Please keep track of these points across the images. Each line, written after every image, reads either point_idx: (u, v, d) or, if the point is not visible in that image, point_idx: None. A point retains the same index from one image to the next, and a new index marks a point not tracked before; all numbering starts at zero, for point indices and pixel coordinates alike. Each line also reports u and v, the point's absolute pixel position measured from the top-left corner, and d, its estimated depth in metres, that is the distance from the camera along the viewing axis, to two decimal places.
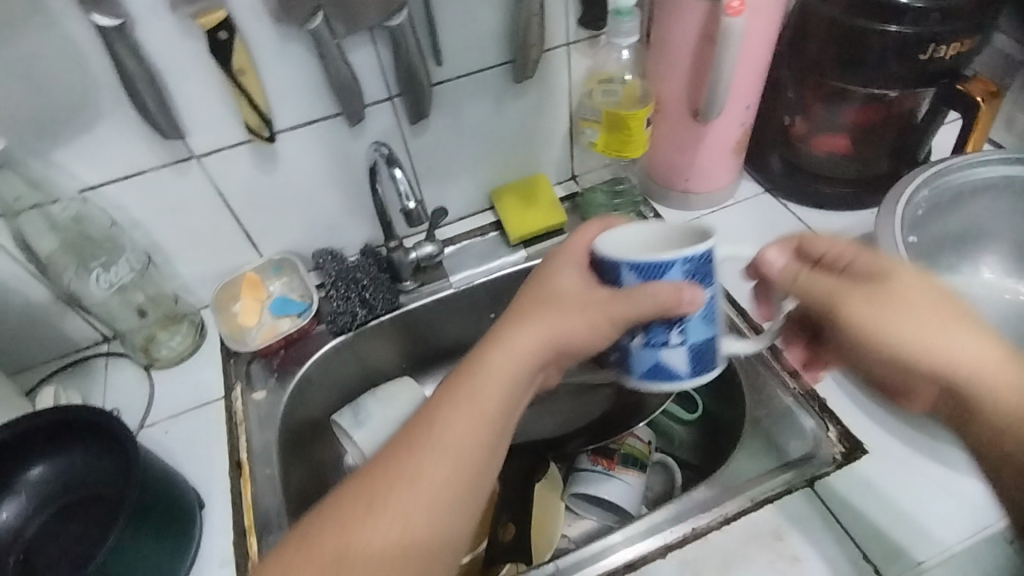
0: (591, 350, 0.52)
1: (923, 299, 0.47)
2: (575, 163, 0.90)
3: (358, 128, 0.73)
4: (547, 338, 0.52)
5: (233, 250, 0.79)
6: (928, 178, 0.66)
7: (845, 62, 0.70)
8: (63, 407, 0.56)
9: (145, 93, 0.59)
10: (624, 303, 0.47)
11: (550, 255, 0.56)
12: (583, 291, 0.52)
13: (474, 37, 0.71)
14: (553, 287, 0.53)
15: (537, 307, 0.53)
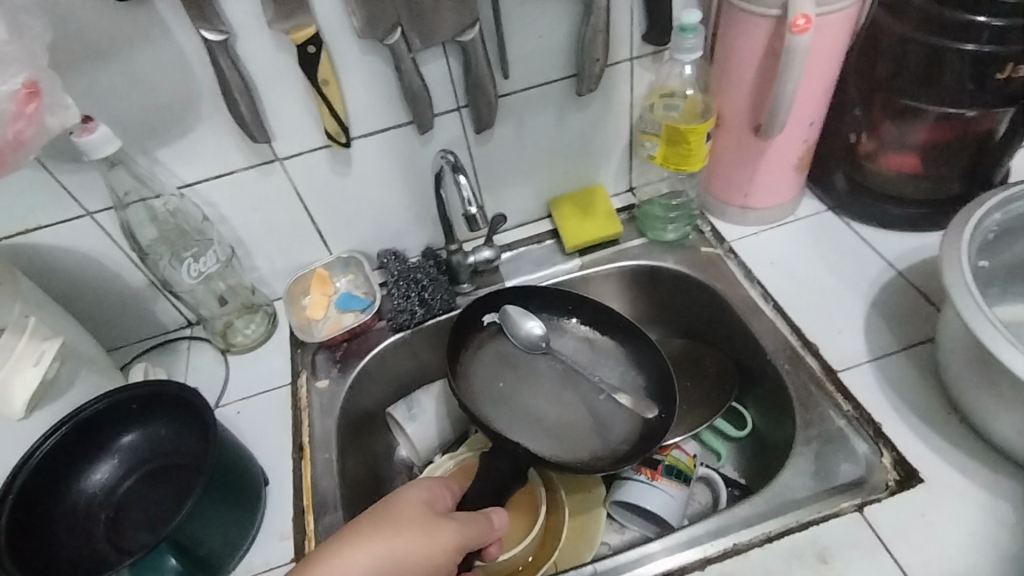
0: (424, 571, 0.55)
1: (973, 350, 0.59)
2: (634, 175, 0.91)
3: (426, 136, 0.77)
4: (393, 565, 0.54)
5: (307, 246, 0.85)
6: (1004, 200, 0.62)
7: (920, 80, 0.69)
8: (160, 380, 0.62)
9: (238, 99, 0.65)
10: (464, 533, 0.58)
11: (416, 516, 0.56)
12: (440, 525, 0.57)
13: (540, 52, 0.74)
14: (415, 516, 0.57)
15: (388, 527, 0.55)
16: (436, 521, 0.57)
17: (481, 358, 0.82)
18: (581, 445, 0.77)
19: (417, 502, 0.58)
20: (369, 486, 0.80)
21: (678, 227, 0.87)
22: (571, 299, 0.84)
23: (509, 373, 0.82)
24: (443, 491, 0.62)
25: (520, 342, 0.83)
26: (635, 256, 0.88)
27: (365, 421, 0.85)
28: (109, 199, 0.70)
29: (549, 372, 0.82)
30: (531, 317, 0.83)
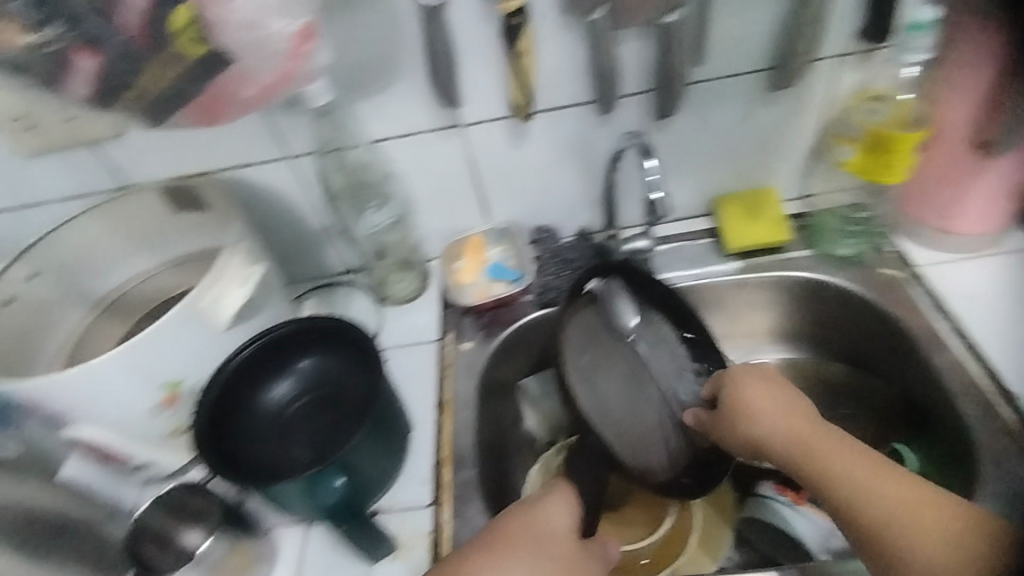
0: None
1: (786, 422, 0.63)
2: (812, 181, 0.85)
3: (606, 117, 0.77)
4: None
5: (468, 213, 0.88)
6: None
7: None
8: (343, 320, 0.68)
9: (442, 62, 0.68)
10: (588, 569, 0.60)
11: (551, 536, 0.60)
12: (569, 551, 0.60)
13: (741, 41, 0.71)
14: (548, 532, 0.61)
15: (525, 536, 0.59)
16: (566, 551, 0.60)
17: (575, 321, 0.80)
18: (636, 448, 0.74)
19: (560, 527, 0.61)
20: (497, 453, 0.82)
21: (857, 243, 0.81)
22: (666, 297, 0.80)
23: (595, 351, 0.79)
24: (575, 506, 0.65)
25: (609, 320, 0.80)
26: (801, 268, 0.82)
27: (500, 389, 0.87)
28: (310, 146, 0.77)
29: (630, 361, 0.79)
30: (629, 305, 0.79)
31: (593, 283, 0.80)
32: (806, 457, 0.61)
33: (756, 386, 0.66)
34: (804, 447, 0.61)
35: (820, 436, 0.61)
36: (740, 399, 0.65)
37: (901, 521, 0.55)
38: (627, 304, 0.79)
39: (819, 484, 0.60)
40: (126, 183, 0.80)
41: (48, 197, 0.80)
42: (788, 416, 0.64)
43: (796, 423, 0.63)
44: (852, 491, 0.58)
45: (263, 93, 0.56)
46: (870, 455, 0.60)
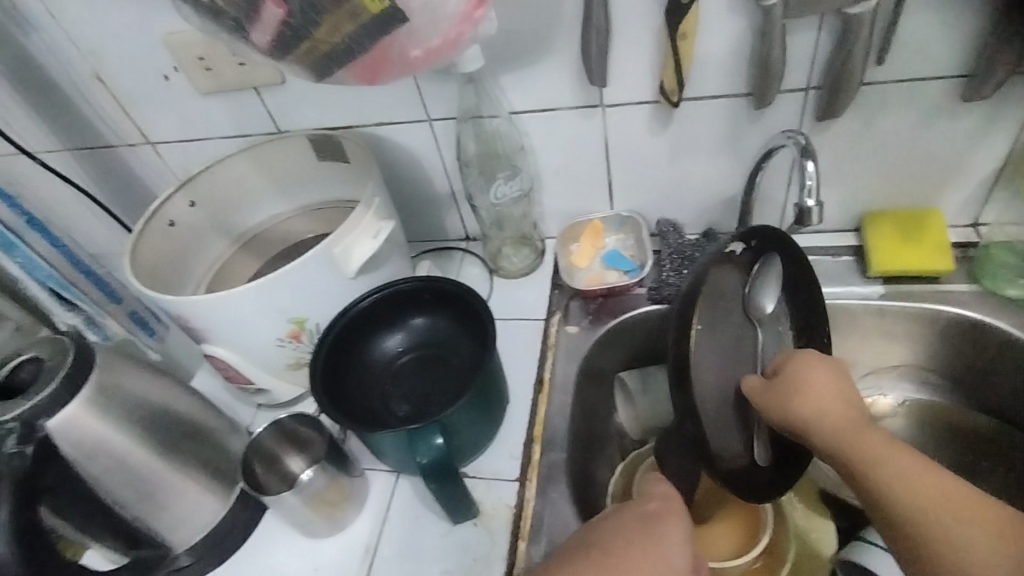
0: None
1: (832, 401, 0.59)
2: (987, 208, 0.75)
3: (758, 112, 0.72)
4: None
5: (592, 197, 0.86)
6: None
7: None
8: (457, 280, 0.68)
9: (597, 39, 0.66)
10: None
11: (664, 556, 0.55)
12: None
13: (934, 42, 0.63)
14: (664, 552, 0.55)
15: (636, 558, 0.54)
16: None
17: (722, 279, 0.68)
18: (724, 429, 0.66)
19: (676, 550, 0.55)
20: (586, 440, 0.81)
21: None
22: (791, 277, 0.71)
23: (721, 321, 0.67)
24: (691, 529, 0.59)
25: (746, 299, 0.69)
26: (962, 304, 0.74)
27: (598, 378, 0.85)
28: (450, 111, 0.78)
29: (745, 343, 0.69)
30: (753, 275, 0.70)
31: (734, 244, 0.67)
32: (845, 439, 0.57)
33: (820, 370, 0.61)
34: (851, 439, 0.57)
35: (868, 428, 0.57)
36: (801, 374, 0.61)
37: (939, 517, 0.51)
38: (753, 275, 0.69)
39: (858, 471, 0.56)
40: (280, 128, 0.85)
41: (213, 134, 0.88)
42: (836, 403, 0.59)
43: (847, 412, 0.59)
44: (896, 488, 0.53)
45: (429, 55, 0.53)
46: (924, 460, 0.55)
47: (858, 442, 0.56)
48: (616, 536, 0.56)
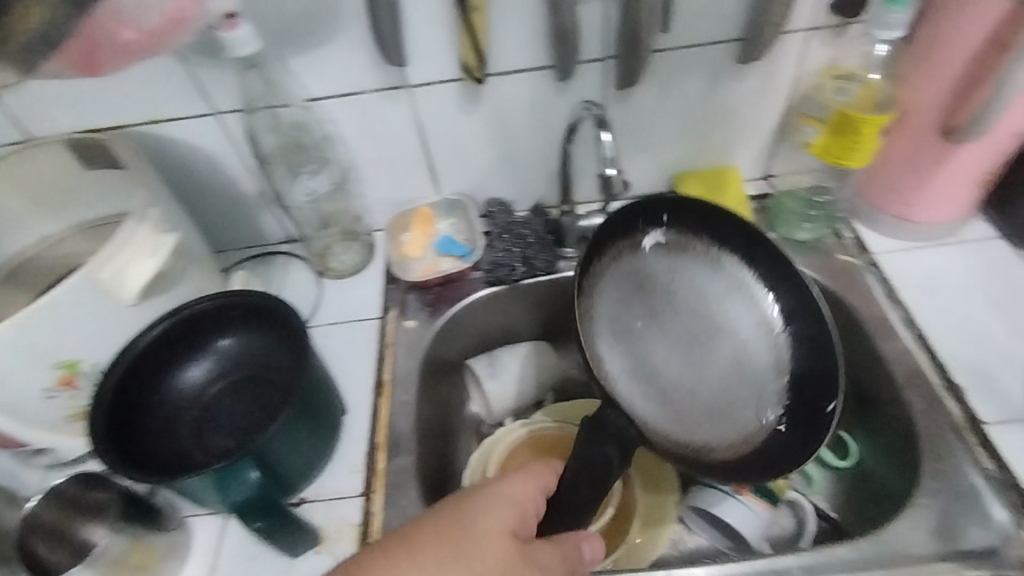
0: None
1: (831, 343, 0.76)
2: (775, 161, 0.82)
3: (564, 84, 0.71)
4: None
5: (416, 182, 0.83)
6: None
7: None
8: (255, 289, 0.61)
9: (383, 15, 0.61)
10: None
11: (479, 533, 0.47)
12: (502, 553, 0.47)
13: (710, 7, 0.66)
14: (475, 523, 0.48)
15: (440, 536, 0.47)
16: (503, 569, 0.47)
17: (615, 270, 0.69)
18: (704, 424, 0.64)
19: (497, 532, 0.48)
20: (438, 435, 0.79)
21: (814, 228, 0.78)
22: (716, 227, 0.68)
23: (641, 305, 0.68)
24: (535, 502, 0.51)
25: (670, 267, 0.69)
26: None
27: (445, 368, 0.83)
28: (238, 101, 0.69)
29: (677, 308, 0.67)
30: (694, 254, 0.69)
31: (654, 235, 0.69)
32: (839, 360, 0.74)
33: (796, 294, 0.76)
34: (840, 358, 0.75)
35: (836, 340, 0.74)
36: None
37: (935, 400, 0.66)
38: (698, 254, 0.69)
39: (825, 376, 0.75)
40: (29, 135, 0.71)
41: None
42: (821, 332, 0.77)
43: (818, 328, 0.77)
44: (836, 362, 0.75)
45: (148, 38, 0.45)
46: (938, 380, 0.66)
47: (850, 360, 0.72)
48: (420, 521, 0.48)
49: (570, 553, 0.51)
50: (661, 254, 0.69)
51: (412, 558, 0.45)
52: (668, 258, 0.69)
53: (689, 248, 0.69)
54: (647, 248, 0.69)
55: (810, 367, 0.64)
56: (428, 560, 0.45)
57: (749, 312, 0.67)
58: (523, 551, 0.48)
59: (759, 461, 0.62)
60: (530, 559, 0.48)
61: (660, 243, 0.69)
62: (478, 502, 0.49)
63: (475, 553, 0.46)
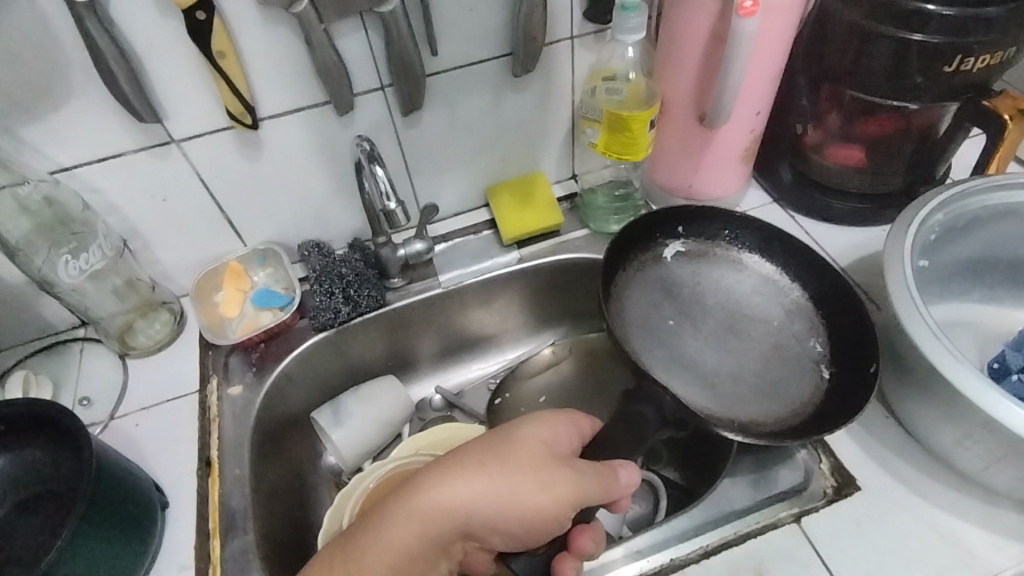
0: (538, 522, 0.51)
1: None
2: (577, 162, 0.86)
3: (347, 117, 0.70)
4: (490, 494, 0.50)
5: (216, 239, 0.77)
6: (943, 200, 0.61)
7: (883, 75, 0.64)
8: (33, 398, 0.56)
9: (115, 73, 0.56)
10: (581, 487, 0.52)
11: (520, 442, 0.52)
12: (544, 455, 0.53)
13: (471, 26, 0.67)
14: (516, 433, 0.53)
15: (484, 448, 0.52)
16: (552, 471, 0.52)
17: (636, 283, 0.68)
18: (748, 399, 0.60)
19: (537, 442, 0.53)
20: (287, 499, 0.74)
21: (621, 218, 0.83)
22: (699, 218, 0.71)
23: (670, 307, 0.67)
24: (566, 429, 0.56)
25: (680, 270, 0.69)
26: (577, 249, 0.83)
27: (286, 426, 0.78)
28: None
29: (691, 294, 0.68)
30: (717, 257, 0.70)
31: (674, 246, 0.71)
32: None
33: None
34: None
35: None
36: None
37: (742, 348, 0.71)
38: (720, 258, 0.70)
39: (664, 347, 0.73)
40: None
41: None
42: None
43: None
44: None
45: None
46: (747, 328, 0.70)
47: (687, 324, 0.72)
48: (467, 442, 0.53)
49: (610, 472, 0.55)
50: (685, 262, 0.70)
51: (468, 471, 0.50)
52: (691, 265, 0.70)
53: (710, 253, 0.71)
54: (669, 258, 0.70)
55: (849, 334, 0.62)
56: (470, 470, 0.50)
57: (781, 303, 0.67)
58: (561, 459, 0.53)
59: (822, 416, 0.59)
60: (568, 469, 0.53)
61: (680, 252, 0.71)
62: (518, 427, 0.54)
63: (523, 464, 0.51)
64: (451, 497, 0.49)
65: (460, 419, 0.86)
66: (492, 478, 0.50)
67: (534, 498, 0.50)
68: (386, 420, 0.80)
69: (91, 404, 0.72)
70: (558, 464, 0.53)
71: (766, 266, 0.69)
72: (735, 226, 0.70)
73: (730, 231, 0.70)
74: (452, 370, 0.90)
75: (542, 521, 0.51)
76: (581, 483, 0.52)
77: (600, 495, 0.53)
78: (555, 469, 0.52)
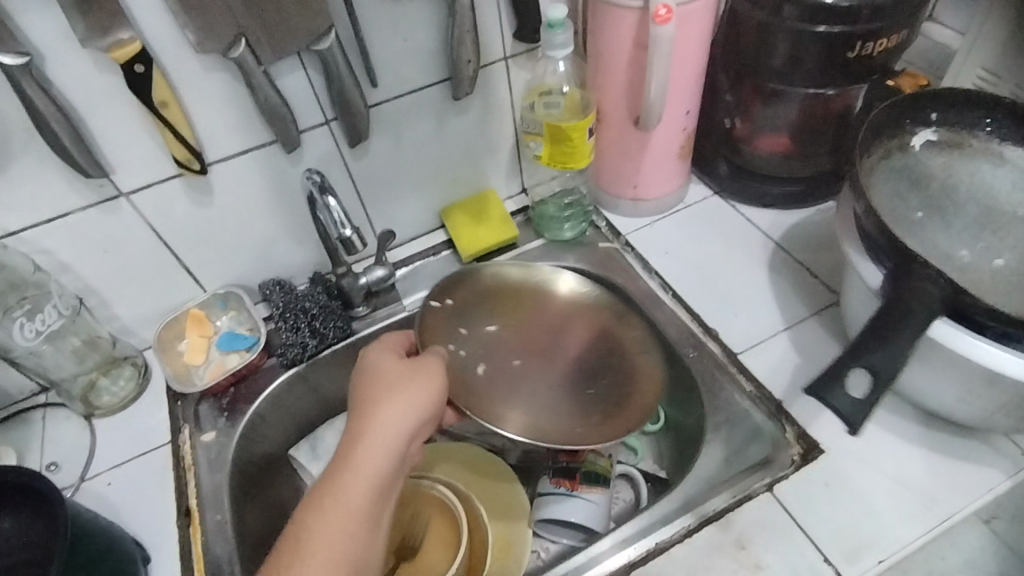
0: (377, 450, 0.51)
1: (354, 469, 0.50)
2: (525, 176, 0.89)
3: (295, 154, 0.71)
4: (355, 440, 0.52)
5: (174, 288, 0.76)
6: (897, 163, 0.64)
7: (792, 66, 0.70)
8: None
9: (58, 132, 0.56)
10: (409, 377, 0.56)
11: (361, 402, 0.55)
12: (382, 374, 0.56)
13: (407, 55, 0.69)
14: (366, 410, 0.54)
15: (361, 403, 0.54)
16: (382, 388, 0.55)
17: (885, 164, 0.63)
18: None
19: (393, 362, 0.58)
20: (272, 539, 0.73)
21: (574, 225, 0.85)
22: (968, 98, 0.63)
23: (910, 194, 0.63)
24: (418, 382, 0.56)
25: (920, 161, 0.64)
26: (536, 258, 0.85)
27: (264, 469, 0.77)
28: None
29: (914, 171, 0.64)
30: (974, 150, 0.64)
31: (924, 134, 0.65)
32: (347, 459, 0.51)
33: (387, 358, 0.58)
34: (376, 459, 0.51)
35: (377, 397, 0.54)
36: (388, 364, 0.57)
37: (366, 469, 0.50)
38: (977, 152, 0.64)
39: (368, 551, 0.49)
40: None
41: None
42: (389, 421, 0.53)
43: (381, 432, 0.52)
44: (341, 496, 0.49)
45: None
46: (408, 378, 0.56)
47: (360, 424, 0.53)
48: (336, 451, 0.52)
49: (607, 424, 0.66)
50: (937, 151, 0.65)
51: (312, 535, 0.48)
52: (943, 155, 0.65)
53: (967, 145, 0.64)
54: (918, 147, 0.65)
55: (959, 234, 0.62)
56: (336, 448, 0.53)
57: (933, 149, 0.65)
58: (399, 377, 0.56)
59: None
60: (386, 392, 0.54)
61: (933, 140, 0.65)
62: (376, 377, 0.56)
63: (365, 455, 0.51)
64: (323, 528, 0.48)
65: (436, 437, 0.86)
66: (368, 434, 0.52)
67: (386, 412, 0.53)
68: None
69: (59, 469, 0.70)
70: (395, 439, 0.52)
71: (928, 135, 0.65)
72: (946, 109, 0.64)
73: (938, 116, 0.64)
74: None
75: (389, 426, 0.53)
76: (421, 390, 0.55)
77: (420, 405, 0.55)
78: (367, 408, 0.54)
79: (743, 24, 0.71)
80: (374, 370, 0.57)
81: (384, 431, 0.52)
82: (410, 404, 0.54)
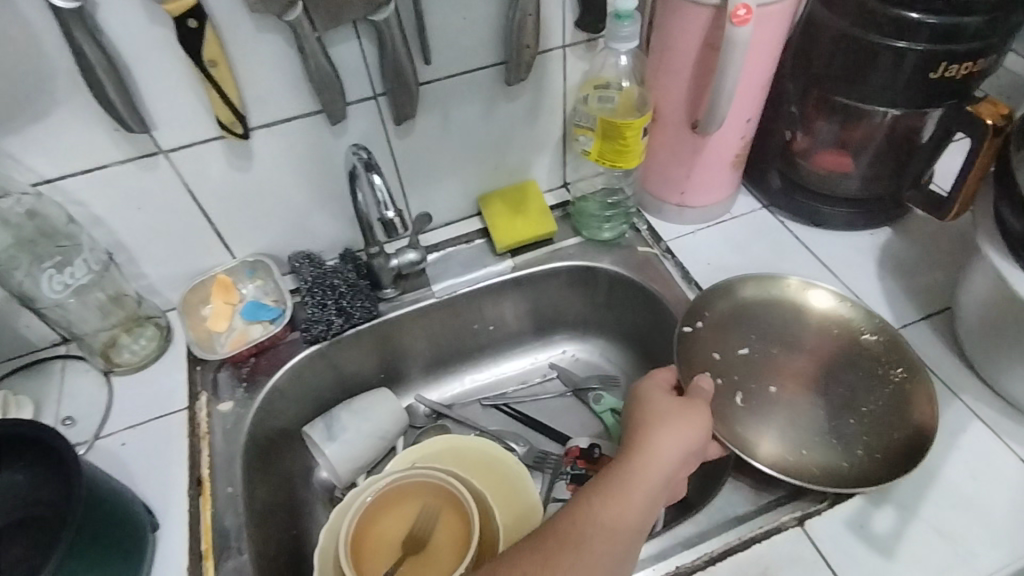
0: (651, 470, 0.55)
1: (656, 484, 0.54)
2: (568, 170, 0.86)
3: (340, 126, 0.69)
4: (658, 455, 0.55)
5: (203, 252, 0.75)
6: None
7: (866, 81, 0.66)
8: (14, 419, 0.53)
9: (104, 82, 0.54)
10: (691, 410, 0.59)
11: (647, 422, 0.58)
12: (665, 404, 0.60)
13: (465, 35, 0.67)
14: (657, 431, 0.57)
15: (652, 422, 0.58)
16: (675, 416, 0.58)
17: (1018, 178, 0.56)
18: None
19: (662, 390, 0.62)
20: (281, 514, 0.72)
21: (613, 226, 0.83)
22: None
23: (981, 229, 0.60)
24: (701, 416, 0.59)
25: None
26: (571, 256, 0.82)
27: (278, 444, 0.76)
28: None
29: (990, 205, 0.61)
30: None
31: None
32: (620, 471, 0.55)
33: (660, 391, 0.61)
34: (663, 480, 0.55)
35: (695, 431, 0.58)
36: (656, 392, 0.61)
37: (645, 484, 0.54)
38: None
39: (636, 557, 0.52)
40: None
41: None
42: (679, 452, 0.56)
43: (667, 454, 0.55)
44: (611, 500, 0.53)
45: None
46: (695, 413, 0.59)
47: (642, 439, 0.56)
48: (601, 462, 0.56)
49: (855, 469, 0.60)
50: None
51: (608, 525, 0.52)
52: None
53: None
54: None
55: None
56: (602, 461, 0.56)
57: None
58: (682, 405, 0.59)
59: None
60: (671, 423, 0.57)
61: None
62: (653, 403, 0.60)
63: (647, 472, 0.54)
64: (593, 526, 0.51)
65: (451, 428, 0.84)
66: (657, 453, 0.55)
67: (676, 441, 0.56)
68: (382, 438, 0.78)
69: (74, 424, 0.69)
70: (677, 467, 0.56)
71: None
72: None
73: None
74: (443, 383, 0.89)
75: (676, 455, 0.56)
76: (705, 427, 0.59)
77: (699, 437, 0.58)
78: (659, 428, 0.57)
79: (821, 32, 0.67)
80: (657, 400, 0.60)
81: (673, 455, 0.56)
82: (690, 434, 0.57)
